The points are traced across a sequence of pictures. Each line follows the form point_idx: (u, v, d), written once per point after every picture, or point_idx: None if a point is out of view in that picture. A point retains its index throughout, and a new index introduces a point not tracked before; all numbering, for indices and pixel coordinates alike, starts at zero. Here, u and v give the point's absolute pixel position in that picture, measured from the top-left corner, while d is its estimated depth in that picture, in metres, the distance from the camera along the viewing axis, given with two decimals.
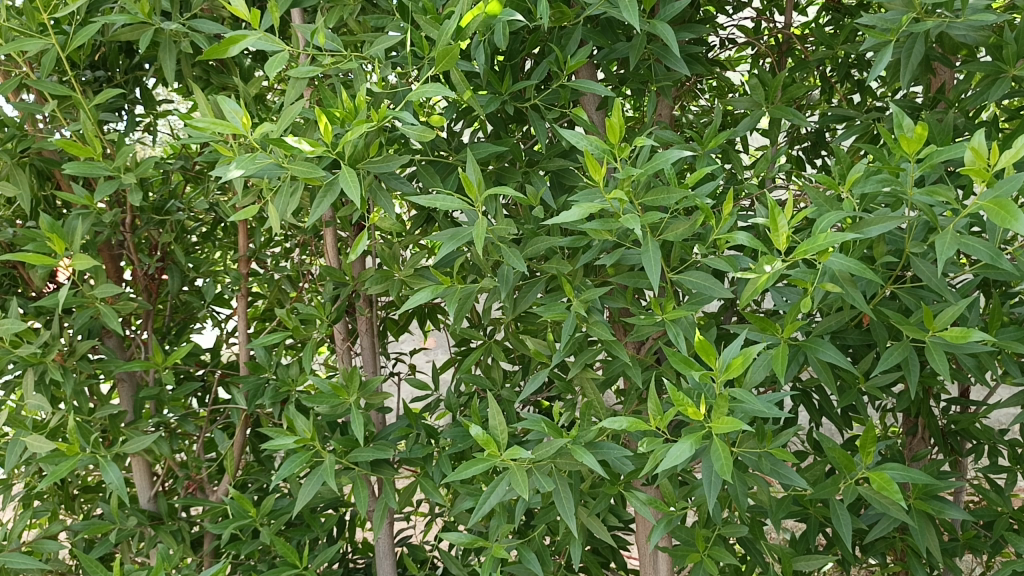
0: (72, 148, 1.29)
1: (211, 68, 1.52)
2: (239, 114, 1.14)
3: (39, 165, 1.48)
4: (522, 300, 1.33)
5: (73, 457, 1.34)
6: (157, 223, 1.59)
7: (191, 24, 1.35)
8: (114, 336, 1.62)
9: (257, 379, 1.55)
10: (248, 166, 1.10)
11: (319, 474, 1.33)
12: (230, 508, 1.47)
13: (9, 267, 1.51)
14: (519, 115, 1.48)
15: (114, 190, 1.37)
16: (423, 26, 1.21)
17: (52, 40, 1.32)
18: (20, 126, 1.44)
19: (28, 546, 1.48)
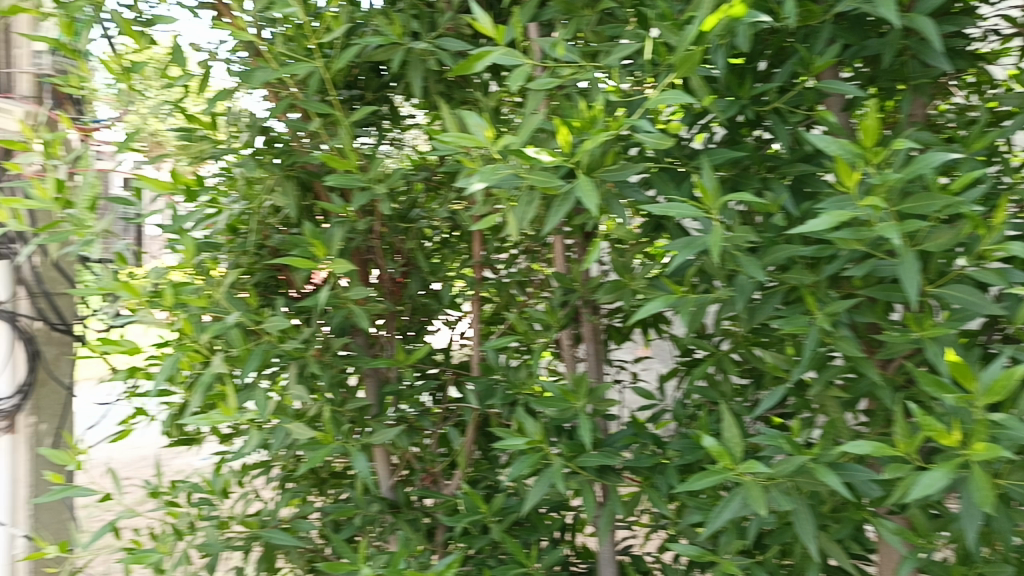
0: (335, 162, 1.42)
1: (453, 84, 1.60)
2: (483, 128, 1.20)
3: (303, 177, 1.63)
4: (758, 312, 1.28)
5: (328, 445, 1.48)
6: (401, 231, 1.73)
7: (438, 42, 1.45)
8: (361, 335, 1.74)
9: (489, 380, 1.64)
10: (489, 178, 1.16)
11: (547, 477, 1.36)
12: (463, 503, 1.55)
13: (273, 269, 1.66)
14: (757, 120, 1.42)
15: (367, 200, 1.48)
16: (662, 33, 1.19)
17: (318, 62, 1.45)
18: (288, 143, 1.60)
19: (287, 523, 1.63)
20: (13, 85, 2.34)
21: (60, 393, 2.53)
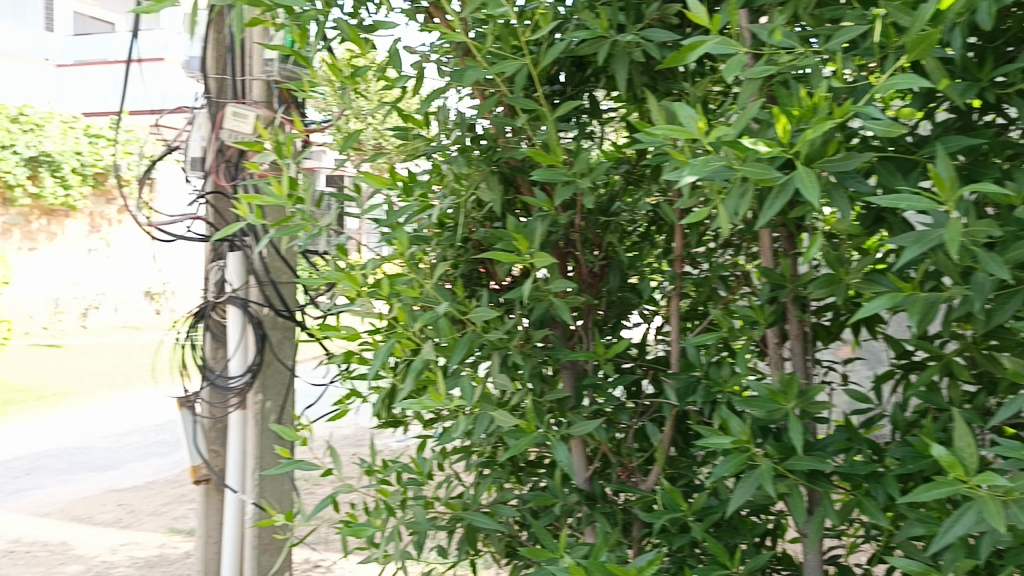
0: (541, 157, 1.45)
1: (659, 75, 1.58)
2: (695, 120, 1.18)
3: (507, 173, 1.67)
4: (997, 313, 1.17)
5: (531, 434, 1.51)
6: (602, 225, 1.73)
7: (645, 34, 1.44)
8: (561, 327, 1.77)
9: (689, 377, 1.60)
10: (701, 170, 1.13)
11: (754, 479, 1.32)
12: (662, 499, 1.52)
13: (478, 262, 1.72)
14: (997, 103, 1.30)
15: (570, 194, 1.49)
16: (893, 13, 1.11)
17: (526, 60, 1.47)
18: (494, 139, 1.65)
19: (488, 507, 1.68)
20: (246, 92, 2.56)
21: (283, 372, 2.73)
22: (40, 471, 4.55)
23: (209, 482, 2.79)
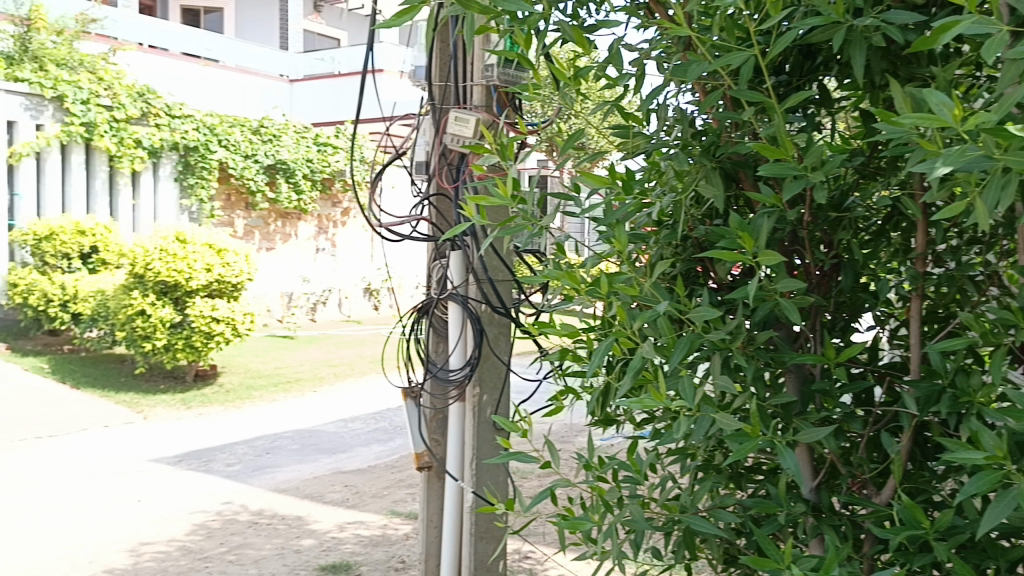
0: (769, 152, 1.38)
1: (900, 60, 1.48)
2: (950, 106, 1.07)
3: (730, 168, 1.62)
4: None
5: (755, 439, 1.45)
6: (833, 221, 1.64)
7: (885, 17, 1.34)
8: (786, 329, 1.69)
9: (932, 386, 1.47)
10: (956, 160, 1.04)
11: (1012, 500, 1.18)
12: (900, 515, 1.41)
13: (698, 261, 1.69)
14: None
15: (800, 189, 1.41)
16: None
17: (753, 51, 1.41)
18: (718, 135, 1.62)
19: (707, 512, 1.64)
20: (468, 97, 2.66)
21: (499, 367, 2.78)
22: (278, 450, 4.99)
23: (431, 468, 2.95)
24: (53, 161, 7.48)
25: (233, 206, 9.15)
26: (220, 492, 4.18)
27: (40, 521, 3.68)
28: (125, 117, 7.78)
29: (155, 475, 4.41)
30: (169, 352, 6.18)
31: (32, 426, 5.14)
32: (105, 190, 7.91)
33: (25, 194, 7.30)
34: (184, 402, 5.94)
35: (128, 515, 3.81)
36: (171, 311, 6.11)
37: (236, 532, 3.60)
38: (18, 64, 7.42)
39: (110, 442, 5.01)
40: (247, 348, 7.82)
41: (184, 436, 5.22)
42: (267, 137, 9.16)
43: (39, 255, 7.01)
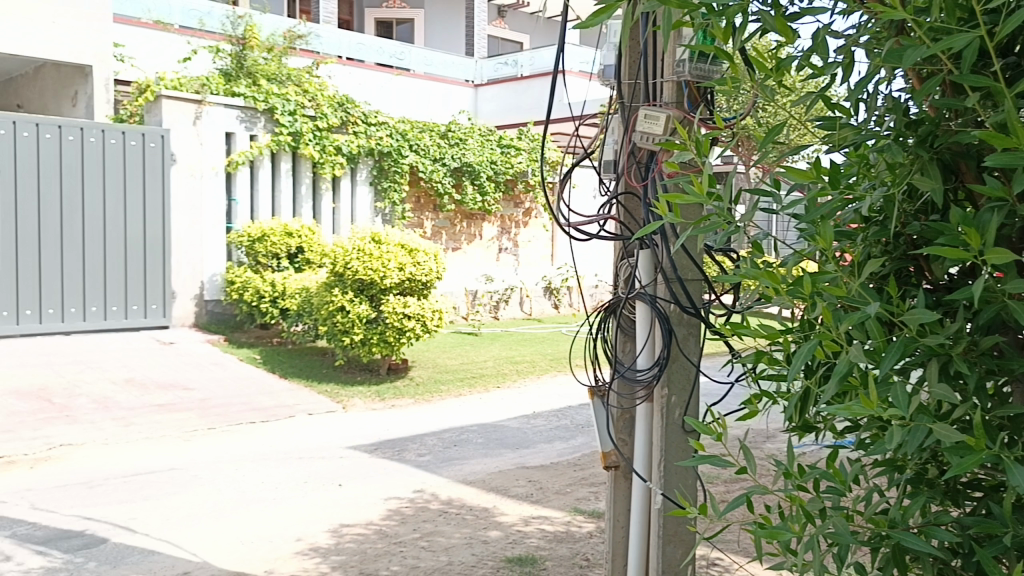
0: (999, 139, 1.23)
1: None
2: None
3: (948, 160, 1.52)
4: None
5: (980, 453, 1.31)
6: None
7: None
8: (1014, 334, 1.55)
9: None
10: None
11: None
12: None
13: (910, 258, 1.59)
14: None
15: None
16: None
17: (980, 32, 1.27)
18: (937, 124, 1.51)
19: (921, 529, 1.51)
20: (658, 94, 2.63)
21: (689, 369, 2.72)
22: (465, 443, 5.16)
23: (618, 468, 2.94)
24: (265, 169, 8.14)
25: (423, 208, 9.52)
26: (412, 481, 4.37)
27: (255, 499, 4.01)
28: (327, 126, 8.39)
29: (353, 462, 4.68)
30: (365, 346, 6.52)
31: (247, 411, 5.60)
32: (309, 195, 8.50)
33: (241, 199, 8.00)
34: (379, 394, 6.27)
35: (330, 498, 4.07)
36: (367, 307, 6.47)
37: (427, 519, 3.76)
38: (236, 82, 8.15)
39: (314, 429, 5.37)
40: (436, 344, 8.14)
41: (379, 426, 5.51)
42: (454, 140, 9.49)
43: (253, 255, 7.64)
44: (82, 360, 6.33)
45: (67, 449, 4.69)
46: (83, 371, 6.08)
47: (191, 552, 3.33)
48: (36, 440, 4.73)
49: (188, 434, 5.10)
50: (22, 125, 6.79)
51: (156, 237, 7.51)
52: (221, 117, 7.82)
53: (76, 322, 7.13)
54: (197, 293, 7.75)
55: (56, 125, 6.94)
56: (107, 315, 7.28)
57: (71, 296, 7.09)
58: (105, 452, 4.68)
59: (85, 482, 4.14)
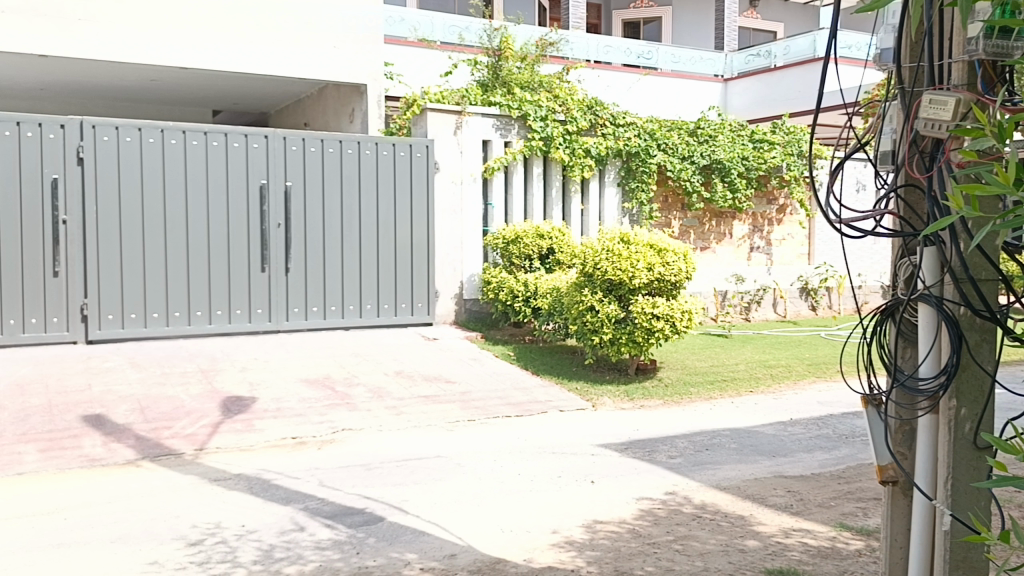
0: None
1: None
2: None
3: None
4: None
5: None
6: None
7: None
8: None
9: None
10: None
11: None
12: None
13: None
14: None
15: None
16: None
17: None
18: None
19: None
20: (947, 76, 2.40)
21: (983, 377, 2.45)
22: (718, 448, 5.03)
23: (896, 484, 2.74)
24: (518, 174, 8.49)
25: (670, 207, 9.41)
26: (664, 482, 4.34)
27: (513, 490, 4.18)
28: (576, 129, 8.61)
29: (605, 460, 4.74)
30: (614, 345, 6.57)
31: (503, 406, 5.85)
32: (559, 198, 8.74)
33: (497, 204, 8.41)
34: (627, 394, 6.29)
35: (583, 494, 4.15)
36: (617, 307, 6.51)
37: (681, 523, 3.71)
38: (493, 92, 8.59)
39: (566, 426, 5.50)
40: (684, 346, 8.02)
41: (629, 426, 5.52)
42: (703, 138, 9.30)
43: (507, 256, 7.97)
44: (358, 353, 6.96)
45: (348, 433, 5.17)
46: (360, 363, 6.68)
47: (457, 536, 3.55)
48: (322, 424, 5.26)
49: (451, 425, 5.43)
50: (311, 141, 7.55)
51: (422, 239, 8.07)
52: (479, 126, 8.26)
53: (354, 318, 7.81)
54: (457, 293, 8.25)
55: (337, 140, 7.65)
56: (380, 312, 7.92)
57: (349, 295, 7.78)
58: (380, 437, 5.11)
59: (364, 464, 4.55)
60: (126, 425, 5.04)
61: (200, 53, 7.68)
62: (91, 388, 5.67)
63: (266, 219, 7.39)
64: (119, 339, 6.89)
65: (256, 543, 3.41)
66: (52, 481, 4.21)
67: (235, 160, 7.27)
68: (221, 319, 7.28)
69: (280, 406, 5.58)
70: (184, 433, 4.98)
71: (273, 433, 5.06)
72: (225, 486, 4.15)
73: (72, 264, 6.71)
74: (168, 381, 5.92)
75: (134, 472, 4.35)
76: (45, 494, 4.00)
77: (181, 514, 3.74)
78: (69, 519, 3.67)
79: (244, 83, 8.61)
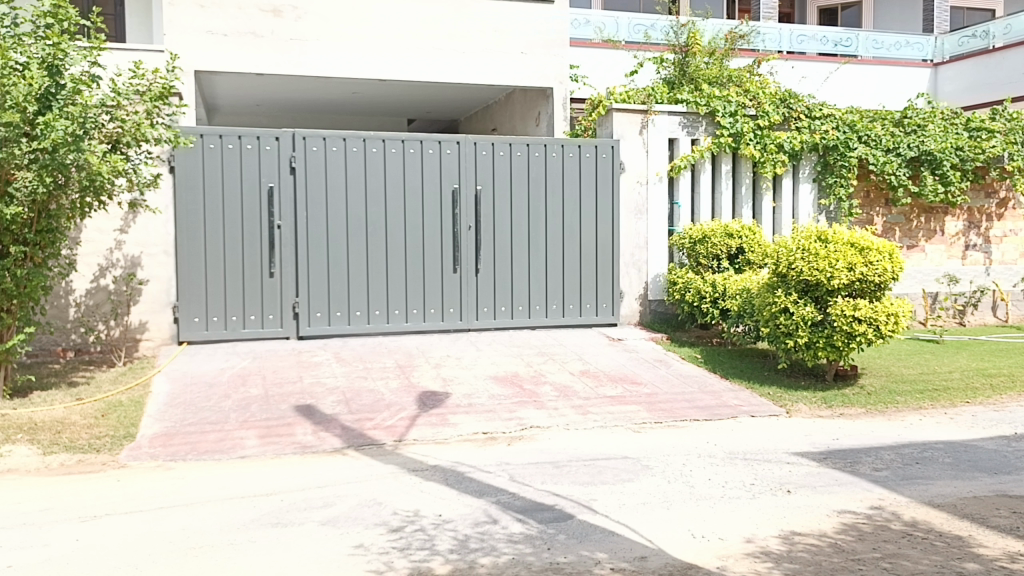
0: None
1: None
2: None
3: None
4: None
5: None
6: None
7: None
8: None
9: None
10: None
11: None
12: None
13: None
14: None
15: None
16: None
17: None
18: None
19: None
20: None
21: None
22: (930, 461, 4.66)
23: None
24: (705, 173, 8.30)
25: (873, 203, 8.82)
26: (868, 496, 4.08)
27: (705, 495, 4.08)
28: (768, 123, 8.29)
29: (802, 469, 4.52)
30: (810, 349, 6.26)
31: (692, 409, 5.73)
32: (749, 197, 8.45)
33: (684, 203, 8.28)
34: (825, 401, 5.97)
35: (779, 503, 3.99)
36: (814, 309, 6.19)
37: (889, 539, 3.48)
38: (680, 89, 8.45)
39: (759, 432, 5.30)
40: (889, 351, 7.50)
41: (827, 435, 5.24)
42: (911, 127, 8.65)
43: (694, 256, 7.80)
44: (545, 352, 7.06)
45: (536, 430, 5.26)
46: (547, 363, 6.78)
47: (647, 538, 3.52)
48: (512, 421, 5.39)
49: (638, 426, 5.39)
50: (499, 145, 7.76)
51: (607, 239, 8.08)
52: (665, 124, 8.16)
53: (540, 318, 7.94)
54: (642, 293, 8.21)
55: (525, 144, 7.82)
56: (565, 312, 8.00)
57: (536, 295, 7.92)
58: (568, 436, 5.16)
59: (553, 461, 4.61)
60: (332, 416, 5.40)
61: (397, 65, 8.10)
62: (302, 380, 6.12)
63: (458, 222, 7.67)
64: (326, 335, 7.40)
65: (452, 533, 3.55)
66: (272, 464, 4.59)
67: (429, 166, 7.60)
68: (416, 318, 7.63)
69: (471, 402, 5.77)
70: (384, 425, 5.26)
71: (466, 427, 5.24)
72: (422, 476, 4.35)
73: (285, 266, 7.27)
74: (369, 376, 6.29)
75: (341, 460, 4.65)
76: (265, 477, 4.37)
77: (383, 501, 3.96)
78: (286, 501, 3.99)
79: (436, 92, 8.99)
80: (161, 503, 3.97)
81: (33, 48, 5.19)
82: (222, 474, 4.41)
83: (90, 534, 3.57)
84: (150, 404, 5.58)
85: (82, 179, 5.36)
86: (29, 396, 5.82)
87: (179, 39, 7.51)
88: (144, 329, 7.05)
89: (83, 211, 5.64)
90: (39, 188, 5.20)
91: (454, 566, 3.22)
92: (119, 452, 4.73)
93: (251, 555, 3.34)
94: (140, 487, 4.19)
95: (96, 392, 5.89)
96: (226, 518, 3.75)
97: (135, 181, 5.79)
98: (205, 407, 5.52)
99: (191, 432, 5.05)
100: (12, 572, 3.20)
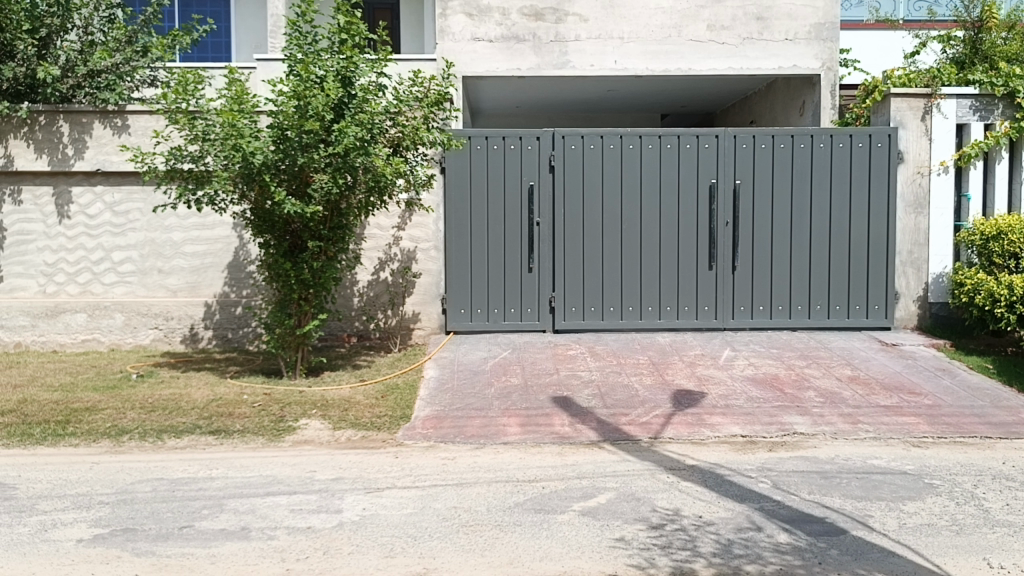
0: None
1: None
2: None
3: None
4: None
5: None
6: None
7: None
8: None
9: None
10: None
11: None
12: None
13: None
14: None
15: None
16: None
17: None
18: None
19: None
20: None
21: None
22: None
23: None
24: (1002, 162, 7.42)
25: None
26: None
27: (1003, 521, 3.64)
28: None
29: None
30: None
31: (983, 425, 5.15)
32: None
33: (974, 195, 7.46)
34: None
35: None
36: None
37: None
38: (972, 70, 7.59)
39: None
40: None
41: None
42: None
43: (986, 254, 7.01)
44: (809, 355, 6.69)
45: (802, 437, 4.99)
46: (811, 366, 6.43)
47: (934, 562, 3.22)
48: (774, 425, 5.15)
49: (918, 440, 4.93)
50: (761, 138, 7.45)
51: (880, 236, 7.50)
52: (953, 109, 7.41)
53: (802, 318, 7.53)
54: (921, 294, 7.52)
55: (789, 136, 7.44)
56: (830, 312, 7.52)
57: (798, 295, 7.52)
58: (837, 446, 4.83)
59: (821, 471, 4.34)
60: (589, 408, 5.49)
61: (654, 59, 8.06)
62: (559, 373, 6.28)
63: (715, 217, 7.47)
64: (582, 329, 7.54)
65: (714, 536, 3.47)
66: (533, 452, 4.76)
67: (687, 160, 7.47)
68: (671, 314, 7.54)
69: (730, 404, 5.59)
70: (639, 421, 5.25)
71: (724, 429, 5.09)
72: (681, 475, 4.28)
73: (543, 261, 7.50)
74: (623, 371, 6.31)
75: (598, 452, 4.71)
76: (527, 464, 4.53)
77: (642, 497, 3.95)
78: (547, 488, 4.11)
79: (694, 84, 8.81)
80: (433, 481, 4.25)
81: (330, 63, 5.76)
82: (488, 458, 4.64)
83: (375, 504, 3.91)
84: (423, 389, 6.00)
85: (368, 179, 5.89)
86: (321, 374, 6.52)
87: (449, 47, 7.99)
88: (417, 319, 7.60)
89: (368, 209, 6.17)
90: (333, 189, 5.78)
91: (719, 570, 3.14)
92: (397, 431, 5.14)
93: (518, 537, 3.48)
94: (415, 465, 4.52)
95: (376, 374, 6.47)
96: (492, 501, 3.94)
97: (412, 182, 6.24)
98: (470, 394, 5.84)
99: (458, 417, 5.36)
100: (314, 533, 3.58)
